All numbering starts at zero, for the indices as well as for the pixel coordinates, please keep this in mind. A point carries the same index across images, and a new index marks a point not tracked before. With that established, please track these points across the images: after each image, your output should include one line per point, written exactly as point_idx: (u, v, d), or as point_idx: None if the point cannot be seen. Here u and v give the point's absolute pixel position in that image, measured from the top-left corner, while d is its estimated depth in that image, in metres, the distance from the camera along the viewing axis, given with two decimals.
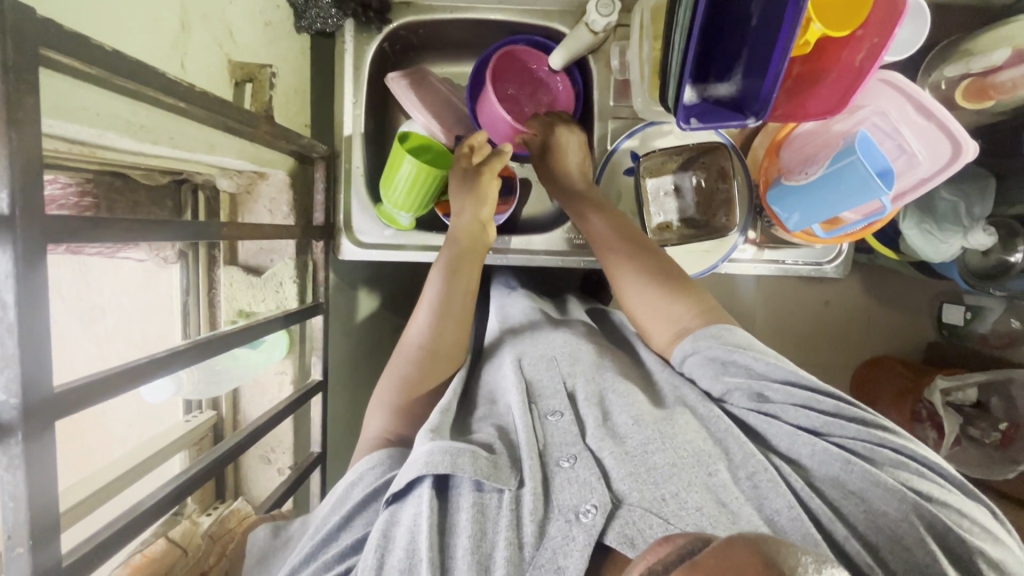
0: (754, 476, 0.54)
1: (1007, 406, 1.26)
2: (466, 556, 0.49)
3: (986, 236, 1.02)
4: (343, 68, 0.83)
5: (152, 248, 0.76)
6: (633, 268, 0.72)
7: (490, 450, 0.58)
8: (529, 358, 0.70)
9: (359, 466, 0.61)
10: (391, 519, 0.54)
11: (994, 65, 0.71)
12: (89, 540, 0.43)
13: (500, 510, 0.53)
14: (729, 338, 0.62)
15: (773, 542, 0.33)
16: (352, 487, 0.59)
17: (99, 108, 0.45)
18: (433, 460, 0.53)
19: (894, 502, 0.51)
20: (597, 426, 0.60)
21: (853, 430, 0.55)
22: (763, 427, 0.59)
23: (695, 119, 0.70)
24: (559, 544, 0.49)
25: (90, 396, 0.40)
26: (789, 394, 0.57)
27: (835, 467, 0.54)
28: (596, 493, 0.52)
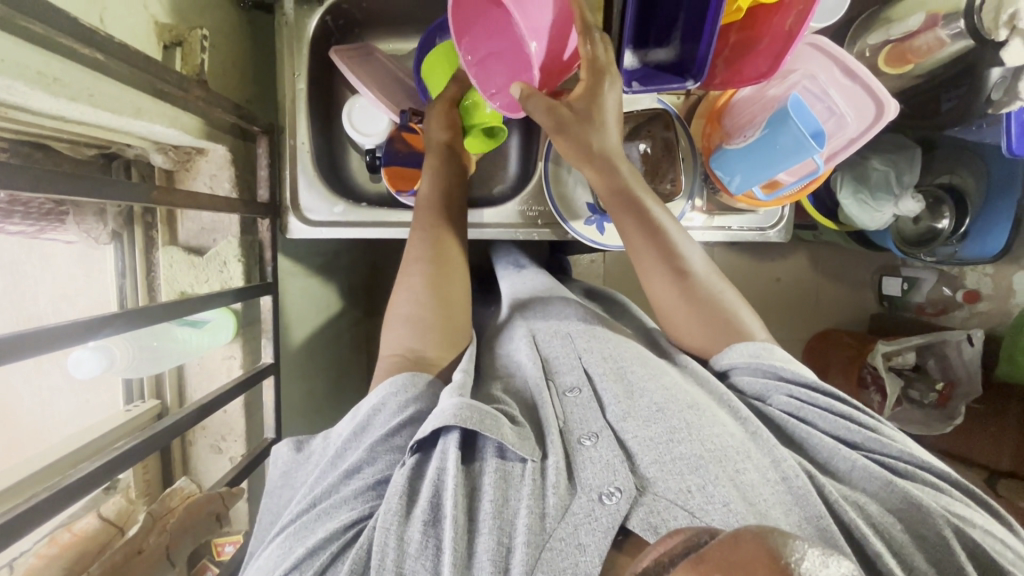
0: (785, 476, 0.52)
1: (943, 367, 1.35)
2: (488, 521, 0.48)
3: (915, 204, 1.08)
4: (283, 41, 0.81)
5: (82, 229, 0.73)
6: (663, 269, 0.69)
7: (515, 420, 0.56)
8: (544, 334, 0.70)
9: (383, 389, 0.59)
10: (417, 469, 0.52)
11: (912, 31, 0.75)
12: (6, 515, 0.40)
13: (524, 478, 0.51)
14: (768, 356, 0.65)
15: (781, 536, 0.30)
16: (375, 413, 0.57)
17: (4, 54, 0.42)
18: (462, 415, 0.52)
19: (931, 524, 0.50)
20: (618, 404, 0.58)
21: (892, 450, 0.57)
22: (800, 431, 0.59)
23: (636, 84, 0.74)
24: (581, 520, 0.47)
25: (3, 351, 0.37)
26: (830, 407, 0.61)
27: (875, 485, 0.54)
28: (620, 476, 0.50)
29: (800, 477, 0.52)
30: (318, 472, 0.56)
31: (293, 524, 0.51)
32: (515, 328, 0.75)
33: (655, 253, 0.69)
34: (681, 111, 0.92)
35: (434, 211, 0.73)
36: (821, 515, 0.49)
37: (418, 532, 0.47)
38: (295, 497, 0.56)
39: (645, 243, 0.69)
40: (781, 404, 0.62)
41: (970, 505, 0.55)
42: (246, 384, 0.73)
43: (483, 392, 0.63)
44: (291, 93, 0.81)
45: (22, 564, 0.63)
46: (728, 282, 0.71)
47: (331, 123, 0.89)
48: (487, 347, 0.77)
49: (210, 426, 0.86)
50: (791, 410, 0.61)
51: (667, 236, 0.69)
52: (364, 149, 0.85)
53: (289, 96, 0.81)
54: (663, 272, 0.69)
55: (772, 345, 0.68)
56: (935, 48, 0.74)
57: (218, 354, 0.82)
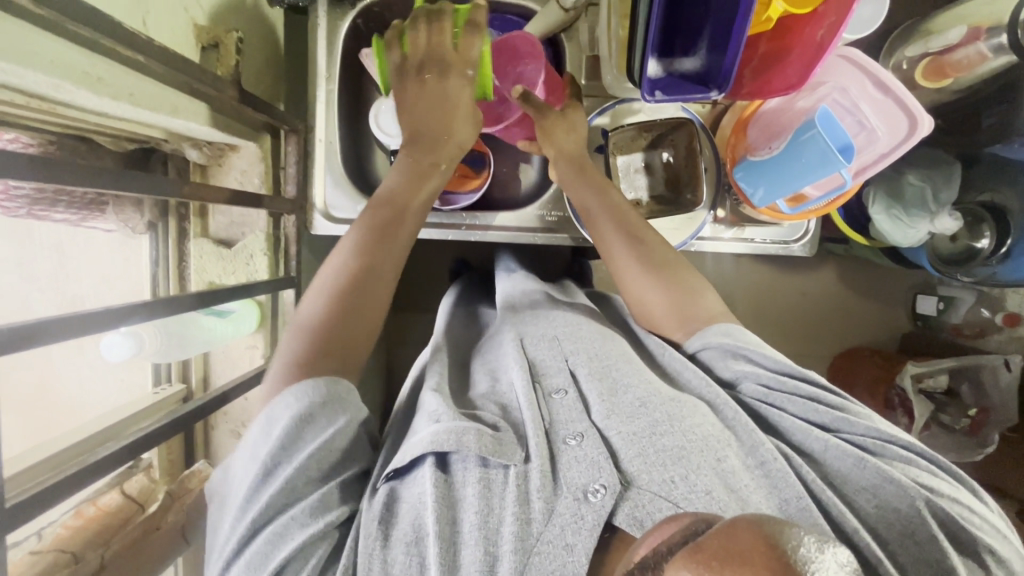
0: (763, 461, 0.54)
1: (977, 392, 1.29)
2: (472, 532, 0.49)
3: (952, 221, 1.04)
4: (316, 42, 0.83)
5: (120, 218, 0.76)
6: (636, 264, 0.70)
7: (495, 427, 0.57)
8: (532, 337, 0.69)
9: (298, 398, 0.55)
10: (392, 495, 0.53)
11: (950, 44, 0.74)
12: (37, 485, 0.43)
13: (506, 484, 0.52)
14: (739, 336, 0.65)
15: (775, 525, 0.32)
16: (291, 425, 0.54)
17: (51, 55, 0.45)
18: (439, 438, 0.53)
19: (907, 499, 0.51)
20: (602, 402, 0.58)
21: (863, 427, 0.56)
22: (773, 416, 0.59)
23: (660, 93, 0.72)
24: (568, 521, 0.49)
25: (41, 333, 0.40)
26: (797, 389, 0.60)
27: (847, 463, 0.54)
28: (606, 472, 0.51)
29: (777, 460, 0.54)
30: (233, 511, 0.52)
31: (240, 558, 0.49)
32: (501, 334, 0.75)
33: (621, 241, 0.71)
34: (707, 120, 0.91)
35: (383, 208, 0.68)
36: (801, 496, 0.51)
37: (402, 553, 0.48)
38: (221, 525, 0.53)
39: (615, 233, 0.72)
40: (752, 391, 0.61)
41: (938, 474, 0.55)
42: (266, 374, 0.76)
43: (465, 400, 0.63)
44: (322, 92, 0.84)
45: (48, 533, 0.64)
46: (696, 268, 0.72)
47: (360, 124, 0.91)
48: (476, 355, 0.76)
49: (231, 412, 0.89)
50: (762, 395, 0.61)
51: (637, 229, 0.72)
52: (390, 149, 0.86)
53: (320, 96, 0.84)
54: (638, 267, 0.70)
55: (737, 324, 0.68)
56: (976, 62, 0.72)
57: (242, 343, 0.85)
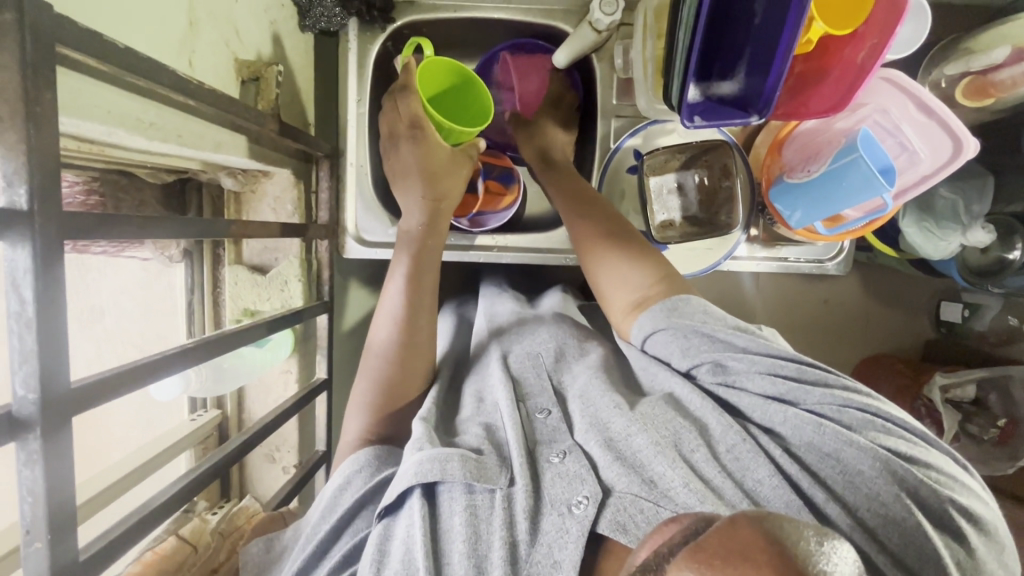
0: (729, 450, 0.53)
1: (1005, 401, 1.28)
2: (461, 559, 0.48)
3: (986, 234, 1.00)
4: (346, 66, 0.83)
5: (156, 248, 0.76)
6: (608, 252, 0.72)
7: (476, 452, 0.56)
8: (517, 360, 0.71)
9: (347, 467, 0.60)
10: (386, 533, 0.53)
11: (994, 63, 0.72)
12: (102, 537, 0.43)
13: (492, 509, 0.51)
14: (684, 309, 0.63)
15: (775, 520, 0.30)
16: (341, 493, 0.58)
17: (109, 105, 0.45)
18: (422, 469, 0.53)
19: (867, 459, 0.50)
20: (582, 417, 0.59)
21: (817, 394, 0.55)
22: (732, 397, 0.58)
23: (698, 118, 0.71)
24: (554, 538, 0.48)
25: (99, 393, 0.39)
26: (754, 361, 0.58)
27: (808, 432, 0.53)
28: (588, 484, 0.52)
29: (746, 445, 0.53)
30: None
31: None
32: (487, 357, 0.74)
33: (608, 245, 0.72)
34: (739, 138, 0.90)
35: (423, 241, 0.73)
36: (773, 476, 0.51)
37: None
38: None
39: (602, 239, 0.73)
40: (709, 373, 0.60)
41: (901, 430, 0.54)
42: (304, 401, 0.76)
43: (450, 427, 0.63)
44: (353, 117, 0.83)
45: None
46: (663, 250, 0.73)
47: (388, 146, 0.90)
48: (467, 377, 0.75)
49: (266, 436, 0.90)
50: (722, 377, 0.59)
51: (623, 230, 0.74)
52: None
53: (351, 120, 0.83)
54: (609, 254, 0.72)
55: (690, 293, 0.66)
56: (1020, 82, 0.71)
57: (276, 368, 0.86)
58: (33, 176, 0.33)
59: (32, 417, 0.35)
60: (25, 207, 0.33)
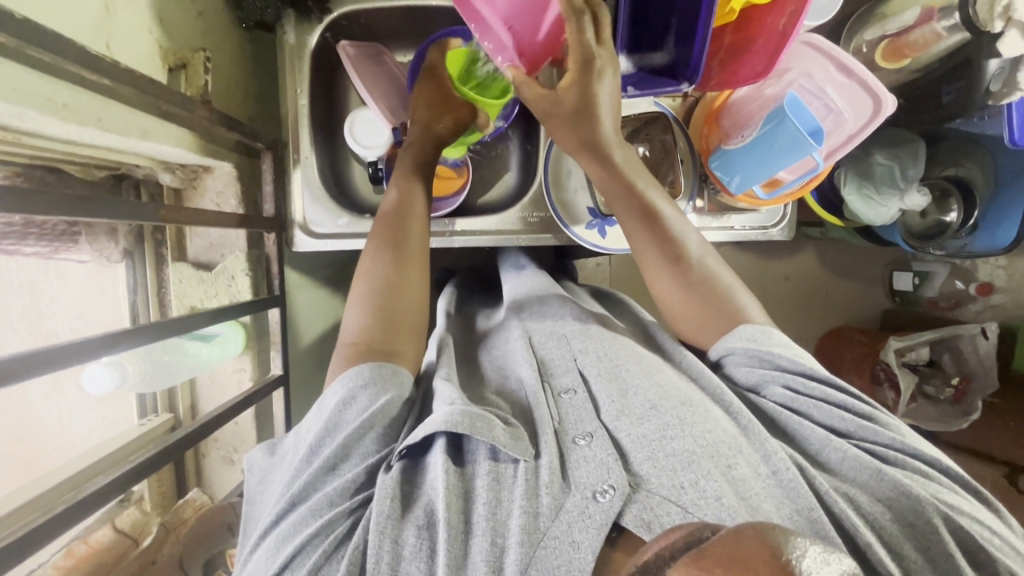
0: (775, 470, 0.53)
1: (956, 360, 1.33)
2: (482, 521, 0.48)
3: (921, 197, 1.05)
4: (285, 58, 0.82)
5: (94, 248, 0.75)
6: (659, 259, 0.71)
7: (507, 421, 0.56)
8: (539, 335, 0.70)
9: (350, 381, 0.56)
10: (404, 477, 0.52)
11: (906, 25, 0.76)
12: (27, 526, 0.41)
13: (516, 479, 0.51)
14: (766, 340, 0.65)
15: (781, 533, 0.29)
16: (344, 408, 0.55)
17: (15, 83, 0.44)
18: (453, 419, 0.52)
19: (920, 508, 0.50)
20: (611, 402, 0.58)
21: (885, 437, 0.57)
22: (793, 423, 0.60)
23: (631, 88, 0.76)
24: (575, 518, 0.47)
25: (22, 369, 0.39)
26: (826, 398, 0.60)
27: (866, 475, 0.54)
28: (614, 473, 0.50)
29: (791, 470, 0.52)
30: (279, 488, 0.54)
31: (276, 528, 0.51)
32: (509, 329, 0.75)
33: (656, 243, 0.71)
34: (680, 112, 0.92)
35: (397, 213, 0.71)
36: (812, 507, 0.49)
37: (412, 535, 0.48)
38: (272, 494, 0.55)
39: (648, 238, 0.71)
40: (778, 396, 0.62)
41: (956, 494, 0.54)
42: (256, 396, 0.74)
43: (479, 394, 0.63)
44: (294, 109, 0.82)
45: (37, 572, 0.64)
46: (728, 265, 0.73)
47: (334, 138, 0.90)
48: (482, 349, 0.77)
49: (222, 438, 0.88)
50: (786, 402, 0.61)
51: (671, 230, 0.71)
52: (368, 161, 0.85)
53: (292, 112, 0.82)
54: (661, 264, 0.71)
55: (769, 327, 0.68)
56: (931, 42, 0.74)
57: (228, 367, 0.84)
58: None
59: None
60: None
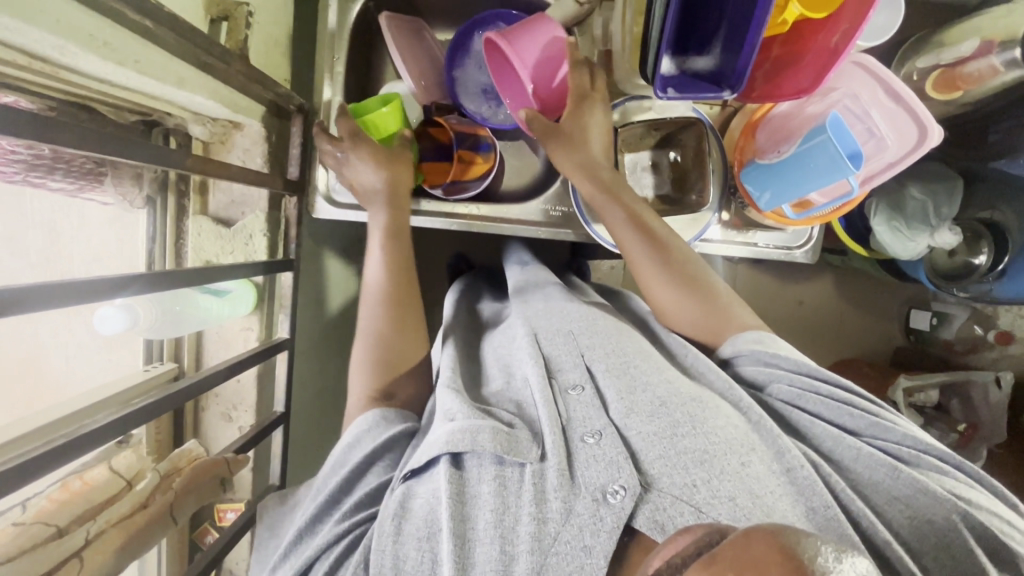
0: (789, 467, 0.52)
1: (966, 409, 1.29)
2: (487, 529, 0.48)
3: (953, 236, 1.02)
4: (325, 22, 0.81)
5: (118, 191, 0.75)
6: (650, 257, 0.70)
7: (511, 426, 0.55)
8: (545, 332, 0.67)
9: (356, 427, 0.62)
10: (408, 492, 0.53)
11: (962, 56, 0.74)
12: (26, 455, 0.41)
13: (523, 484, 0.51)
14: (771, 344, 0.65)
15: (794, 534, 0.30)
16: (350, 449, 0.60)
17: (58, 15, 0.44)
18: (454, 439, 0.52)
19: (942, 509, 0.50)
20: (620, 401, 0.57)
21: (897, 435, 0.56)
22: (803, 422, 0.59)
23: (673, 89, 0.71)
24: (586, 522, 0.47)
25: (26, 299, 0.38)
26: (832, 395, 0.60)
27: (880, 472, 0.53)
28: (625, 473, 0.49)
29: (805, 468, 0.52)
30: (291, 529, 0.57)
31: (291, 557, 0.54)
32: (515, 325, 0.72)
33: (653, 254, 0.70)
34: (716, 121, 0.91)
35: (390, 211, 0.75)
36: (830, 505, 0.49)
37: (414, 549, 0.48)
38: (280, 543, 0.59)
39: (646, 252, 0.70)
40: (783, 393, 0.61)
41: (975, 490, 0.54)
42: (260, 356, 0.75)
43: (482, 395, 0.63)
44: (329, 75, 0.82)
45: (33, 505, 0.63)
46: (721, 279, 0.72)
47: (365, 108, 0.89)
48: (484, 344, 0.77)
49: (222, 394, 0.89)
50: (793, 398, 0.60)
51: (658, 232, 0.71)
52: None
53: (327, 78, 0.82)
54: (660, 263, 0.70)
55: (768, 331, 0.68)
56: (986, 76, 0.73)
57: (236, 325, 0.85)
58: None
59: None
60: None
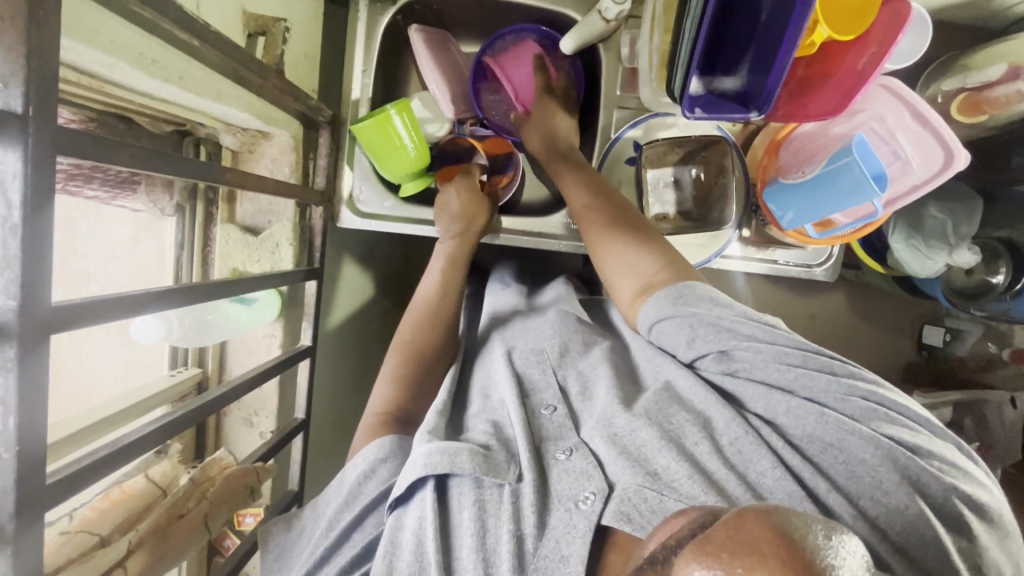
0: (733, 440, 0.54)
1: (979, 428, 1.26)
2: (471, 554, 0.49)
3: (971, 255, 1.02)
4: (354, 35, 0.82)
5: (150, 199, 0.76)
6: (603, 231, 0.71)
7: (485, 447, 0.57)
8: (520, 353, 0.70)
9: (368, 454, 0.61)
10: (397, 524, 0.55)
11: (989, 80, 0.74)
12: (72, 464, 0.42)
13: (501, 504, 0.52)
14: (694, 295, 0.60)
15: (784, 514, 0.31)
16: (364, 482, 0.59)
17: (111, 34, 0.45)
18: (432, 461, 0.54)
19: (870, 450, 0.50)
20: (591, 419, 0.59)
21: (823, 381, 0.54)
22: (734, 387, 0.58)
23: (700, 110, 0.72)
24: (562, 532, 0.49)
25: (83, 315, 0.39)
26: (760, 350, 0.56)
27: (811, 422, 0.53)
28: (594, 480, 0.52)
29: (748, 437, 0.54)
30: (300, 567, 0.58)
31: None
32: (493, 350, 0.74)
33: (601, 228, 0.71)
34: (739, 138, 0.91)
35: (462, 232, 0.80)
36: (776, 467, 0.51)
37: None
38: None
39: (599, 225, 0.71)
40: (710, 364, 0.59)
41: (917, 428, 0.53)
42: (286, 364, 0.76)
43: (462, 424, 0.64)
44: (357, 87, 0.83)
45: (78, 514, 0.63)
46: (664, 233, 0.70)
47: None
48: (473, 366, 0.78)
49: (244, 400, 0.90)
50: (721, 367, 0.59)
51: (617, 207, 0.72)
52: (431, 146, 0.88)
53: (355, 90, 0.83)
54: (610, 238, 0.70)
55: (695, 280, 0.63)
56: (1014, 101, 0.73)
57: (260, 332, 0.86)
58: (29, 81, 0.32)
59: (10, 327, 0.34)
60: (19, 110, 0.32)
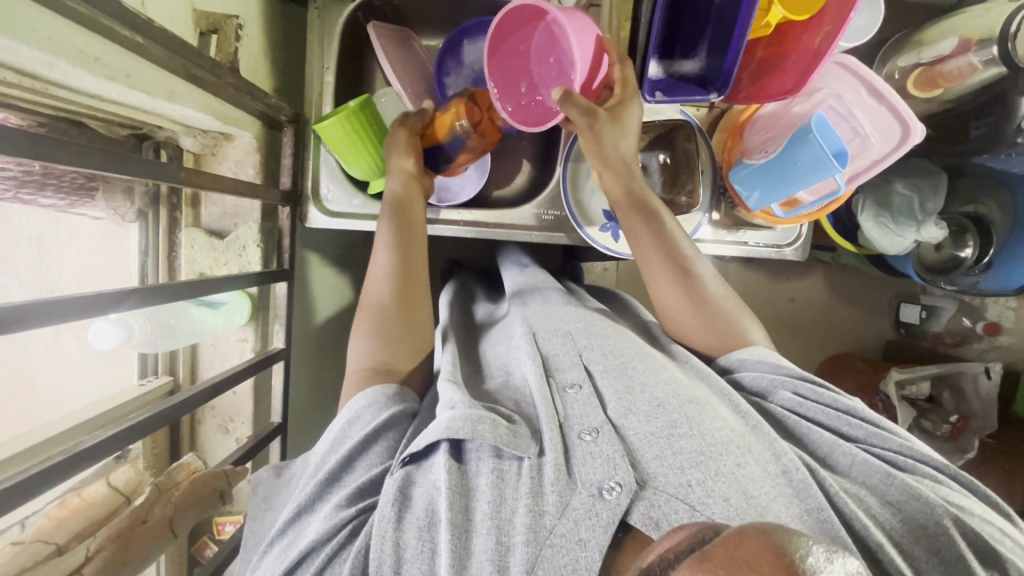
0: (785, 469, 0.52)
1: (958, 399, 1.30)
2: (484, 521, 0.47)
3: (938, 230, 1.03)
4: (314, 33, 0.82)
5: (110, 206, 0.75)
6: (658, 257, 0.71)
7: (510, 420, 0.55)
8: (544, 332, 0.68)
9: (357, 403, 0.59)
10: (408, 478, 0.51)
11: (942, 54, 0.76)
12: (28, 470, 0.42)
13: (520, 477, 0.50)
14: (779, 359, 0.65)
15: (787, 533, 0.28)
16: (349, 427, 0.57)
17: (50, 31, 0.44)
18: (454, 426, 0.51)
19: (931, 512, 0.50)
20: (619, 400, 0.57)
21: (892, 444, 0.56)
22: (800, 426, 0.59)
23: (661, 94, 0.74)
24: (581, 516, 0.46)
25: (33, 315, 0.38)
26: (833, 404, 0.60)
27: (875, 478, 0.53)
28: (621, 470, 0.49)
29: (802, 471, 0.51)
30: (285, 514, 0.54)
31: (281, 540, 0.53)
32: (513, 326, 0.73)
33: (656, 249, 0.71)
34: (704, 122, 0.92)
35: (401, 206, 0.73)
36: (822, 507, 0.49)
37: (414, 538, 0.47)
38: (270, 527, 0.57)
39: (650, 242, 0.71)
40: (784, 400, 0.61)
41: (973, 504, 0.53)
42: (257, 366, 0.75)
43: (483, 392, 0.62)
44: (319, 85, 0.83)
45: (31, 523, 0.66)
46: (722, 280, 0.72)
47: None
48: (480, 344, 0.77)
49: (218, 407, 0.88)
50: (792, 405, 0.61)
51: (667, 231, 0.72)
52: None
53: (317, 87, 0.83)
54: (668, 276, 0.71)
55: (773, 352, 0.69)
56: (966, 74, 0.74)
57: (232, 336, 0.85)
58: None
59: None
60: None
